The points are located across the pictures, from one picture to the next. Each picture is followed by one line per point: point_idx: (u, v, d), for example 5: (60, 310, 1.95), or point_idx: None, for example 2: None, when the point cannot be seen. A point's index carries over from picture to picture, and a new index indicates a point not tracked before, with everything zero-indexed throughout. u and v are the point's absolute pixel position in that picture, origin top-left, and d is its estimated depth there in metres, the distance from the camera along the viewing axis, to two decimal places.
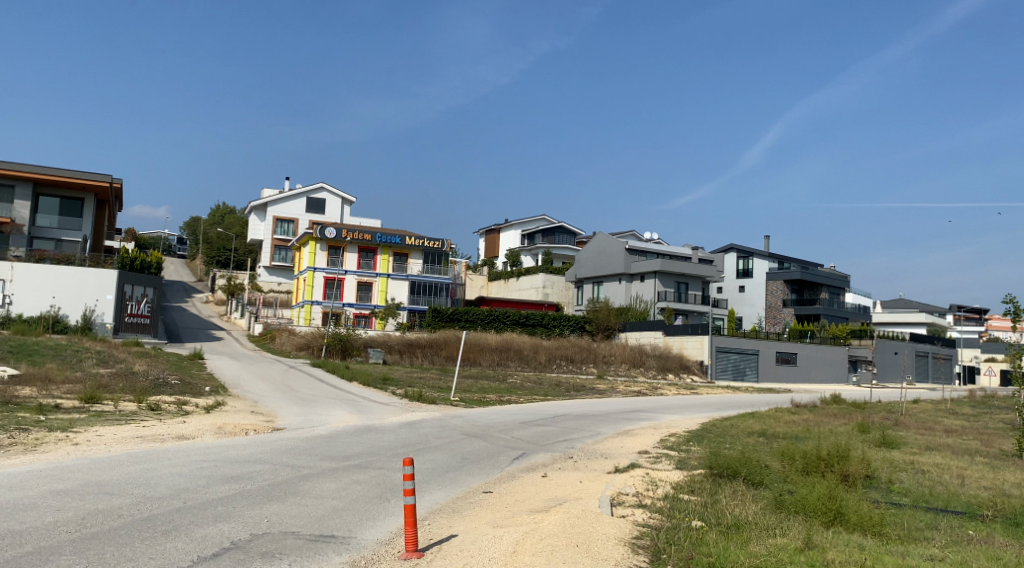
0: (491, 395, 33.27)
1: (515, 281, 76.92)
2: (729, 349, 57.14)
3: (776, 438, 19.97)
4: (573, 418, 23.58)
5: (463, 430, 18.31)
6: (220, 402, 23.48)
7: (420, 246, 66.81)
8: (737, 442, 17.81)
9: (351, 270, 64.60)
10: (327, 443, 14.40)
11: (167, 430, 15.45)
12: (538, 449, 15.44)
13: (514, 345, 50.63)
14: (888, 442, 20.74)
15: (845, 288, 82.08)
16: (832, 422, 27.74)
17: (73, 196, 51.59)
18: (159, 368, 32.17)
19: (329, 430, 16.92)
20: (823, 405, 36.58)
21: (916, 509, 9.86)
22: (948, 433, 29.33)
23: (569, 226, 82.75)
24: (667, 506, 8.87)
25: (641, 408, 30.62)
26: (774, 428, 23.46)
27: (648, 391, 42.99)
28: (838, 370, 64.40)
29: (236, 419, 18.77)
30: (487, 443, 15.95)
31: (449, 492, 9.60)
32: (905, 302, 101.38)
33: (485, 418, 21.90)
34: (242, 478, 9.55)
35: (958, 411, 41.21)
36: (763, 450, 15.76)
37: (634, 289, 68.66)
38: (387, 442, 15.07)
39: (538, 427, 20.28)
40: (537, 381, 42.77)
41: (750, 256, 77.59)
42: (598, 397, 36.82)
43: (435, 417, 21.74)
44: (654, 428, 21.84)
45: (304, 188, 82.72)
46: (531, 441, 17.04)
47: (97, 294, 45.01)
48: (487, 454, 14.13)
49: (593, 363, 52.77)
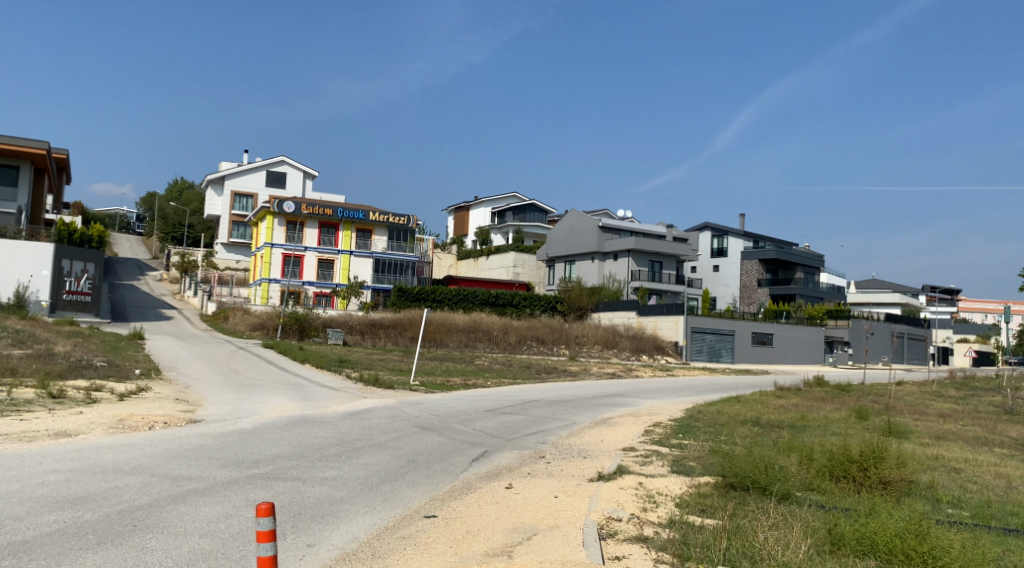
0: (455, 378, 30.67)
1: (485, 261, 74.40)
2: (704, 329, 55.12)
3: (775, 428, 17.58)
4: (544, 404, 21.07)
5: (417, 422, 15.62)
6: (143, 387, 20.55)
7: (385, 222, 63.80)
8: (739, 436, 15.27)
9: (312, 246, 61.40)
10: (241, 442, 11.57)
11: (49, 425, 12.56)
12: (504, 447, 12.77)
13: (482, 325, 48.09)
14: (896, 430, 18.54)
15: (820, 268, 80.69)
16: (826, 406, 25.69)
17: (7, 164, 47.71)
18: (87, 348, 29.05)
19: (254, 423, 14.18)
20: (807, 388, 34.60)
21: (1003, 535, 7.39)
22: (946, 418, 27.40)
23: (540, 204, 80.07)
24: (677, 540, 6.36)
25: (617, 392, 28.26)
26: (766, 415, 21.24)
27: (622, 372, 40.87)
28: (814, 351, 62.86)
29: (151, 408, 15.89)
30: (443, 439, 13.34)
31: (377, 519, 7.02)
32: (878, 282, 100.40)
33: (446, 406, 19.29)
34: (82, 500, 6.82)
35: (945, 394, 39.51)
36: (771, 446, 13.24)
37: (606, 268, 66.25)
38: (319, 439, 12.34)
39: (506, 416, 17.74)
40: (507, 362, 40.38)
41: (724, 235, 76.21)
42: (570, 380, 34.50)
43: (387, 405, 19.03)
44: (634, 415, 19.56)
45: (264, 161, 79.10)
46: (495, 435, 14.38)
47: (31, 270, 41.54)
48: (441, 454, 11.52)
49: (564, 344, 50.53)
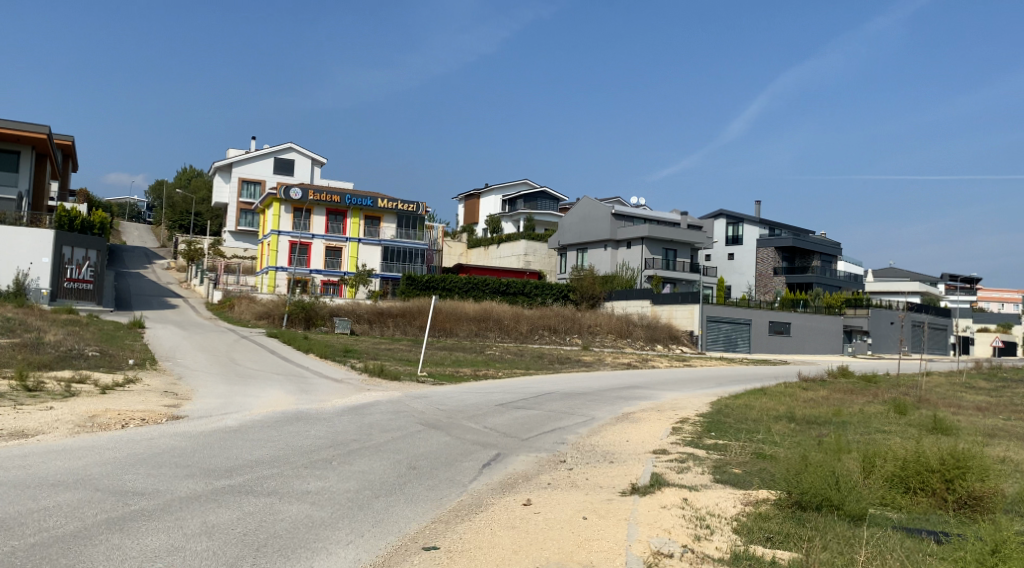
0: (464, 369, 29.23)
1: (496, 249, 73.05)
2: (720, 319, 53.47)
3: (814, 425, 16.02)
4: (559, 397, 19.66)
5: (422, 418, 14.18)
6: (132, 378, 19.25)
7: (394, 209, 62.41)
8: (779, 435, 13.74)
9: (319, 234, 60.05)
10: (219, 444, 10.15)
11: (7, 423, 11.17)
12: (517, 450, 11.31)
13: (493, 314, 46.72)
14: (945, 427, 16.97)
15: (838, 256, 78.70)
16: (859, 400, 24.16)
17: (8, 149, 46.51)
18: (81, 337, 27.70)
19: (241, 420, 12.77)
20: (833, 380, 33.13)
21: None
22: (985, 411, 25.73)
23: (551, 191, 78.41)
24: None
25: (635, 384, 26.75)
26: (799, 409, 19.73)
27: (638, 363, 39.44)
28: (833, 341, 61.13)
29: (131, 403, 14.54)
30: (451, 439, 11.92)
31: (368, 554, 5.57)
32: (897, 270, 98.22)
33: (454, 399, 17.85)
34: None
35: (976, 385, 37.90)
36: (818, 449, 11.68)
37: (620, 256, 64.63)
38: (310, 439, 10.92)
39: (519, 411, 16.29)
40: (519, 351, 38.97)
41: (740, 222, 74.30)
42: (585, 371, 33.12)
43: (391, 399, 17.61)
44: (656, 410, 18.15)
45: (272, 148, 77.81)
46: (508, 434, 12.93)
47: (31, 257, 40.38)
48: (448, 458, 10.08)
49: (577, 333, 49.11)
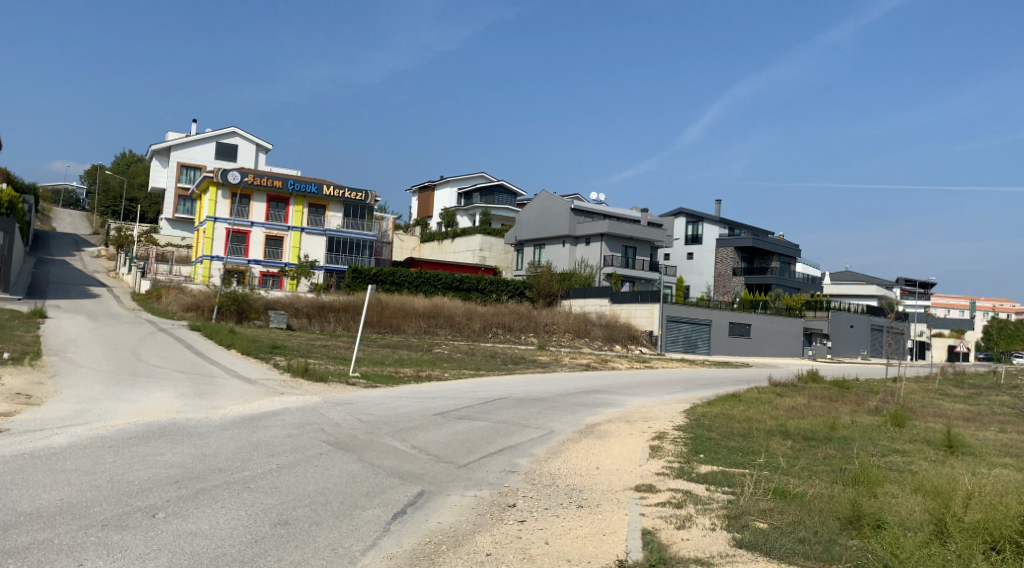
0: (406, 369, 26.03)
1: (449, 243, 69.84)
2: (681, 319, 50.99)
3: (815, 444, 13.30)
4: (513, 405, 16.79)
5: (331, 435, 10.96)
6: None
7: (340, 198, 58.84)
8: (786, 460, 10.90)
9: (259, 222, 56.05)
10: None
11: None
12: (450, 487, 8.11)
13: (444, 311, 43.57)
14: (959, 445, 14.44)
15: (796, 258, 77.22)
16: (845, 410, 21.62)
17: None
18: None
19: (78, 438, 9.33)
20: (805, 385, 30.64)
21: None
22: (977, 423, 23.36)
23: (508, 184, 75.40)
24: None
25: (595, 388, 23.89)
26: (785, 421, 17.02)
27: (597, 364, 36.55)
28: (792, 344, 59.22)
29: None
30: (361, 469, 8.71)
31: None
32: (852, 273, 97.77)
33: (383, 408, 14.60)
34: None
35: (950, 393, 35.94)
36: (849, 487, 8.80)
37: (578, 253, 61.93)
38: (149, 473, 7.60)
39: (462, 424, 13.25)
40: (468, 350, 35.83)
41: (700, 221, 72.31)
42: (540, 372, 30.07)
43: (303, 406, 14.26)
44: (624, 422, 15.29)
45: (213, 132, 73.44)
46: (441, 459, 9.76)
47: None
48: (343, 504, 6.91)
49: (532, 332, 46.23)
